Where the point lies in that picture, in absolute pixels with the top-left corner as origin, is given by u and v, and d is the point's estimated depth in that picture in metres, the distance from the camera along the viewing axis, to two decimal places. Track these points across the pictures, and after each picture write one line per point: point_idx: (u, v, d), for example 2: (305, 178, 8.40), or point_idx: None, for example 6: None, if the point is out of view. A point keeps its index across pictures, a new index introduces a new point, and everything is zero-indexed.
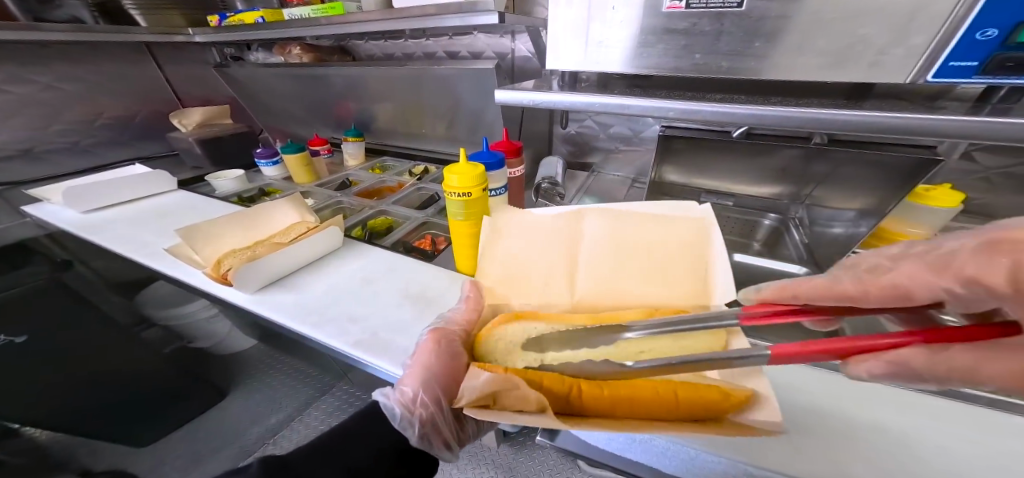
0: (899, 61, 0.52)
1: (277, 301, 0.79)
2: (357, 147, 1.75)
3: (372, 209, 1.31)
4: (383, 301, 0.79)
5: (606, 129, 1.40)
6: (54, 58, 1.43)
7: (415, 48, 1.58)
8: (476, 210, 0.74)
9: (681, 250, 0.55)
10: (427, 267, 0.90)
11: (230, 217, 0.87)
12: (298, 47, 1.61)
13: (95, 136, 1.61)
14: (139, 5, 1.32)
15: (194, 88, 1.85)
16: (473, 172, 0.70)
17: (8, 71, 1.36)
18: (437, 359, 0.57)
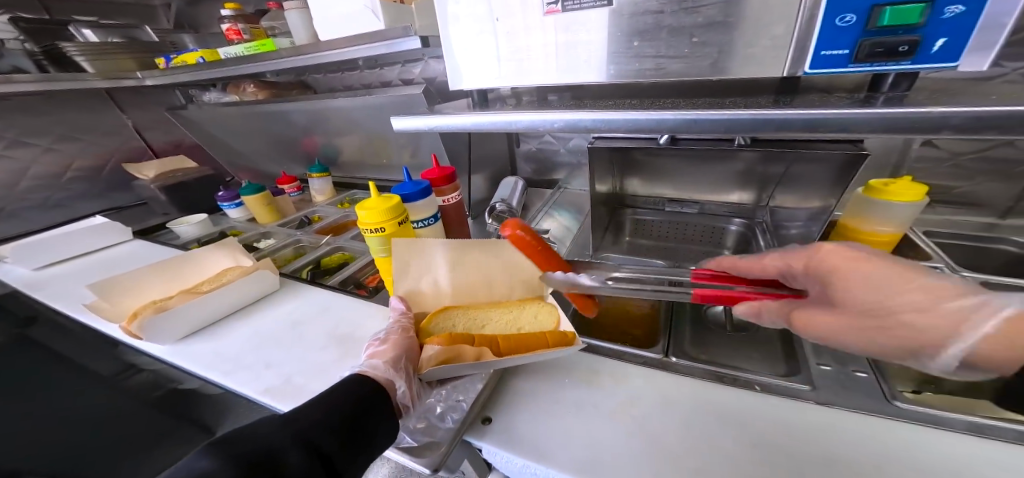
0: (767, 52, 0.45)
1: (193, 351, 0.74)
2: (323, 182, 1.74)
3: (329, 244, 1.28)
4: (307, 344, 0.72)
5: (564, 144, 1.36)
6: (16, 112, 1.45)
7: (372, 78, 1.67)
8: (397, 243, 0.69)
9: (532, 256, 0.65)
10: (360, 303, 0.84)
11: (151, 267, 0.83)
12: (252, 85, 1.63)
13: (66, 190, 1.62)
14: (81, 52, 1.32)
15: (162, 131, 1.86)
16: (386, 204, 0.66)
17: None
18: (408, 337, 0.59)
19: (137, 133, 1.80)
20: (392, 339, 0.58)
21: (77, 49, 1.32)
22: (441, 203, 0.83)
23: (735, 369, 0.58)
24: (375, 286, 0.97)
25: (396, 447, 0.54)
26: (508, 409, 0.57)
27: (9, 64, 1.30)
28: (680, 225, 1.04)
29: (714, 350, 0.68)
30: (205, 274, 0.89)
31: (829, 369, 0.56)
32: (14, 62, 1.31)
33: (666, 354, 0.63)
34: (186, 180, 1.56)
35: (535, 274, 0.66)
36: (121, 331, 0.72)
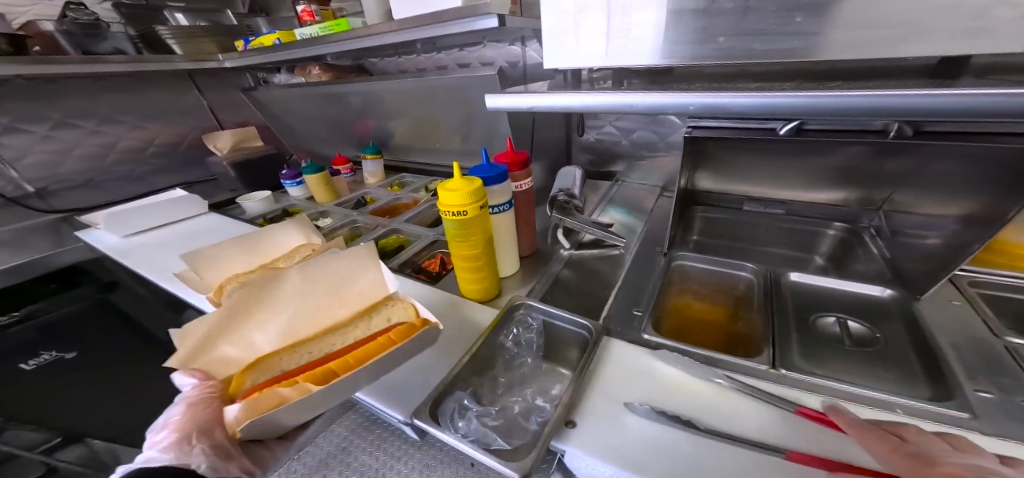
0: (1009, 25, 0.35)
1: None
2: (375, 165, 1.78)
3: (384, 228, 1.28)
4: None
5: (626, 134, 1.29)
6: (109, 91, 1.56)
7: (427, 63, 1.68)
8: (473, 230, 0.67)
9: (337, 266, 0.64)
10: (425, 291, 0.84)
11: (235, 240, 0.85)
12: (317, 68, 1.68)
13: (146, 164, 1.73)
14: (173, 34, 1.40)
15: (232, 113, 1.95)
16: (467, 190, 0.63)
17: (73, 106, 1.49)
18: (209, 409, 0.52)
19: (210, 112, 1.87)
20: (177, 423, 0.50)
21: (169, 32, 1.40)
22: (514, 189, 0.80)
23: (861, 390, 0.51)
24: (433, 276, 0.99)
25: (461, 434, 0.53)
26: (596, 410, 0.53)
27: (111, 46, 1.36)
28: (755, 225, 0.95)
29: (822, 362, 0.61)
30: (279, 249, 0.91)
31: (990, 398, 0.48)
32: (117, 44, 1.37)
33: (775, 366, 0.57)
34: (254, 157, 1.63)
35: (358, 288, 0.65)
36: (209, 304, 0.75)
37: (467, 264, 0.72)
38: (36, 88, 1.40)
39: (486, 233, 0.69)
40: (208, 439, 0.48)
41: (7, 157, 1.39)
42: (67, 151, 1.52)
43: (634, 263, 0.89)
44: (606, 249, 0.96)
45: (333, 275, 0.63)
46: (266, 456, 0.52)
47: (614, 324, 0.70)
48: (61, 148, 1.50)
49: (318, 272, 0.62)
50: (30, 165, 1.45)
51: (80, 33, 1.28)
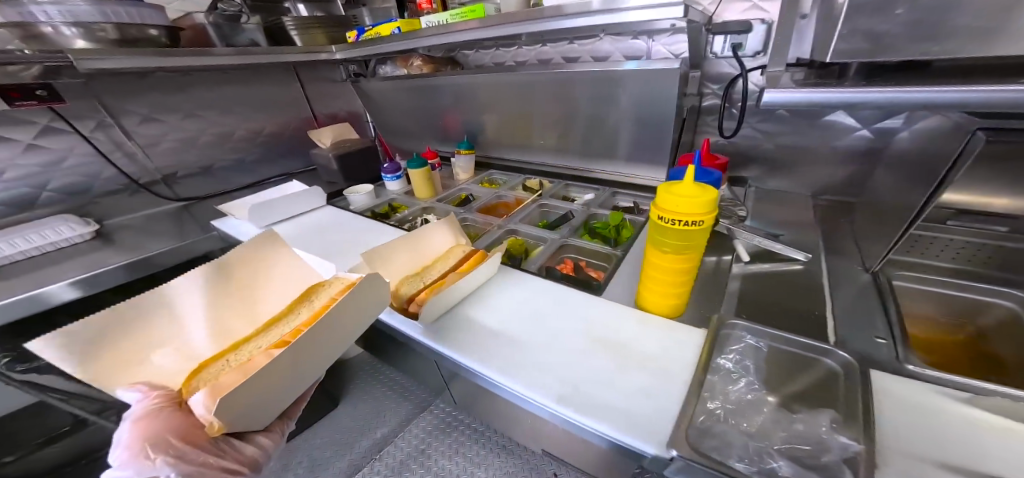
0: None
1: (454, 336, 0.73)
2: (467, 160, 1.74)
3: (501, 229, 1.26)
4: (568, 346, 0.68)
5: (773, 138, 1.16)
6: (229, 83, 1.61)
7: (529, 55, 1.62)
8: (693, 239, 0.59)
9: (246, 262, 0.73)
10: (598, 302, 0.78)
11: (404, 238, 0.82)
12: (418, 59, 1.71)
13: (253, 153, 1.79)
14: (295, 25, 1.44)
15: (327, 102, 1.99)
16: (703, 197, 0.54)
17: (200, 97, 1.55)
18: (169, 419, 0.53)
19: (307, 103, 1.90)
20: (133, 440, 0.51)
21: (294, 23, 1.43)
22: None
23: None
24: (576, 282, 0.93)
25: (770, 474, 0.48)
26: (923, 447, 0.46)
27: (247, 39, 1.43)
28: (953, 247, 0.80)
29: None
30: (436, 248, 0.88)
31: None
32: (250, 36, 1.43)
33: None
34: (353, 148, 1.64)
35: (283, 277, 0.76)
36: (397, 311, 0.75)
37: (674, 275, 0.66)
38: (173, 80, 1.47)
39: (704, 243, 0.61)
40: (166, 450, 0.51)
41: (143, 145, 1.48)
42: (191, 140, 1.58)
43: (831, 283, 0.78)
44: (786, 264, 0.83)
45: (253, 267, 0.74)
46: (256, 453, 0.57)
47: (857, 348, 0.62)
48: (186, 137, 1.57)
49: (227, 267, 0.70)
50: (162, 151, 1.53)
51: (224, 24, 1.35)
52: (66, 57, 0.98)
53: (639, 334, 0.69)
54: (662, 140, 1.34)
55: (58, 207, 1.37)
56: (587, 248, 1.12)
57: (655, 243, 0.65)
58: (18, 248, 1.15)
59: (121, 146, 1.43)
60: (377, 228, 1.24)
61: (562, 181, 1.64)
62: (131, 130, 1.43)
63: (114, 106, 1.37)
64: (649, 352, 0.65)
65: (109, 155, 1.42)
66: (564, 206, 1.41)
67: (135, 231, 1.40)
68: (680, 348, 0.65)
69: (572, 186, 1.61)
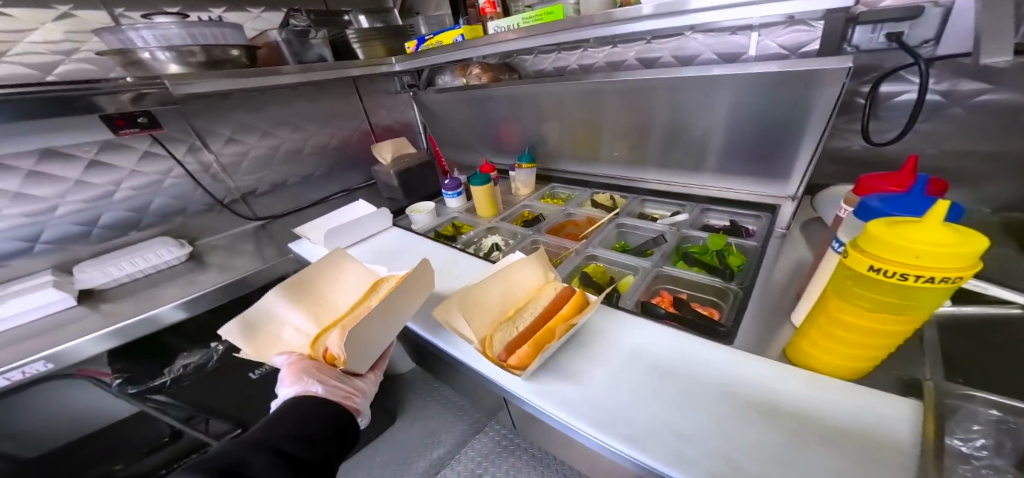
0: None
1: (560, 392, 0.63)
2: (528, 175, 1.64)
3: (580, 254, 1.15)
4: (709, 409, 0.55)
5: (937, 142, 1.05)
6: (299, 100, 1.65)
7: (596, 59, 1.50)
8: (925, 300, 0.43)
9: (335, 266, 0.93)
10: (725, 350, 0.65)
11: (493, 275, 0.76)
12: (477, 67, 1.63)
13: (319, 168, 1.82)
14: (358, 38, 1.45)
15: (385, 111, 1.98)
16: (966, 248, 0.39)
17: (273, 116, 1.59)
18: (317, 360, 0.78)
19: (365, 117, 1.91)
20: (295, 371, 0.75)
21: (354, 34, 1.44)
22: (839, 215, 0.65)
23: None
24: (691, 323, 0.78)
25: None
26: None
27: (315, 54, 1.42)
28: None
29: None
30: (527, 287, 0.80)
31: None
32: (317, 51, 1.43)
33: None
34: (414, 166, 1.61)
35: (359, 275, 0.94)
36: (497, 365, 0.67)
37: (873, 338, 0.50)
38: (252, 99, 1.52)
39: (932, 303, 0.45)
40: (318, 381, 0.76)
41: (228, 166, 1.54)
42: (266, 156, 1.63)
43: None
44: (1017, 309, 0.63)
45: (337, 270, 0.93)
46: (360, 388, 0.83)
47: None
48: (261, 155, 1.62)
49: (319, 276, 0.89)
50: (245, 168, 1.59)
51: (294, 40, 1.36)
52: (163, 82, 1.04)
53: (798, 393, 0.55)
54: (776, 147, 1.14)
55: (156, 229, 1.46)
56: (688, 278, 0.98)
57: (851, 297, 0.50)
58: (128, 270, 1.26)
59: (206, 167, 1.50)
60: (449, 252, 1.18)
61: (637, 195, 1.49)
62: (217, 151, 1.50)
63: (202, 128, 1.44)
64: (826, 421, 0.50)
65: (198, 176, 1.49)
66: (645, 225, 1.26)
67: (223, 251, 1.45)
68: (877, 425, 0.49)
69: (648, 201, 1.47)
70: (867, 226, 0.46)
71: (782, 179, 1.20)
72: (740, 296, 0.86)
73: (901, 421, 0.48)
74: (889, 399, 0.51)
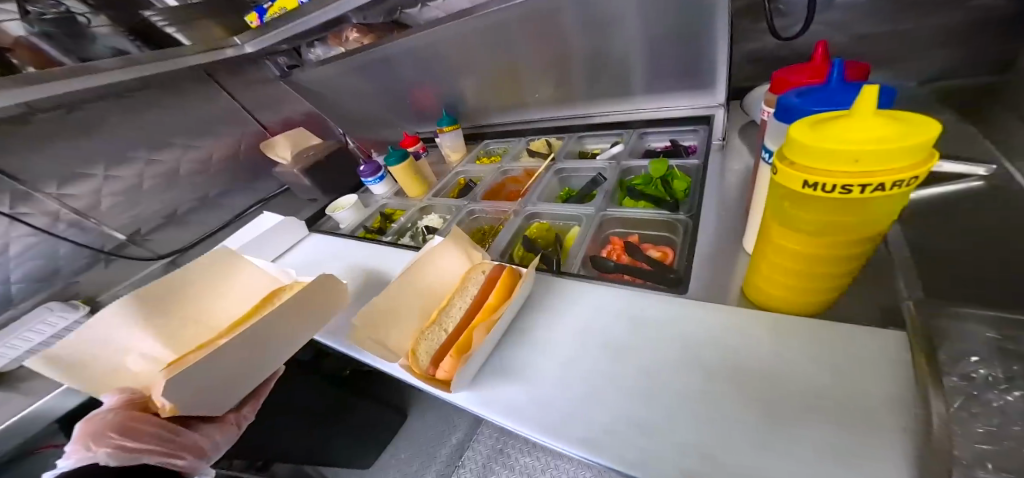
0: None
1: (507, 396, 0.56)
2: (454, 138, 1.46)
3: (519, 217, 1.03)
4: (670, 388, 0.50)
5: (844, 30, 1.01)
6: (142, 110, 1.30)
7: None
8: (871, 213, 0.36)
9: (208, 278, 0.82)
10: (712, 312, 0.59)
11: (405, 278, 0.67)
12: (353, 29, 1.34)
13: (217, 184, 1.54)
14: (166, 19, 1.38)
15: (272, 111, 1.64)
16: (915, 138, 0.30)
17: (118, 134, 1.26)
18: (114, 416, 0.61)
19: (247, 114, 1.57)
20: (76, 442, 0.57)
21: (162, 17, 1.38)
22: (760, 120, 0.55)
23: None
24: (653, 278, 0.71)
25: None
26: None
27: (106, 48, 1.29)
28: None
29: None
30: (447, 282, 0.71)
31: None
32: (110, 44, 1.30)
33: None
34: (322, 157, 1.38)
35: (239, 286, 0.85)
36: (422, 383, 0.57)
37: (812, 261, 0.44)
38: (71, 119, 1.16)
39: (890, 217, 0.37)
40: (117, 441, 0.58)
41: (85, 209, 1.23)
42: (136, 186, 1.33)
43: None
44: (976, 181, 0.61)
45: (210, 283, 0.82)
46: (204, 443, 0.67)
47: None
48: (128, 185, 1.31)
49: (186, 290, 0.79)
50: (109, 209, 1.28)
51: (62, 37, 1.20)
52: None
53: (788, 357, 0.49)
54: (695, 54, 1.03)
55: (40, 297, 1.19)
56: (635, 219, 0.89)
57: (787, 221, 0.42)
58: (19, 351, 1.01)
59: (58, 217, 1.19)
60: (376, 249, 1.03)
61: (573, 133, 1.36)
62: (57, 194, 1.17)
63: (21, 170, 1.10)
64: (815, 388, 0.45)
65: (54, 229, 1.18)
66: (587, 165, 1.13)
67: None
68: (847, 371, 0.46)
69: (584, 137, 1.34)
70: (790, 131, 0.37)
71: (709, 88, 1.08)
72: (692, 230, 0.78)
73: (898, 375, 0.43)
74: (885, 349, 0.47)
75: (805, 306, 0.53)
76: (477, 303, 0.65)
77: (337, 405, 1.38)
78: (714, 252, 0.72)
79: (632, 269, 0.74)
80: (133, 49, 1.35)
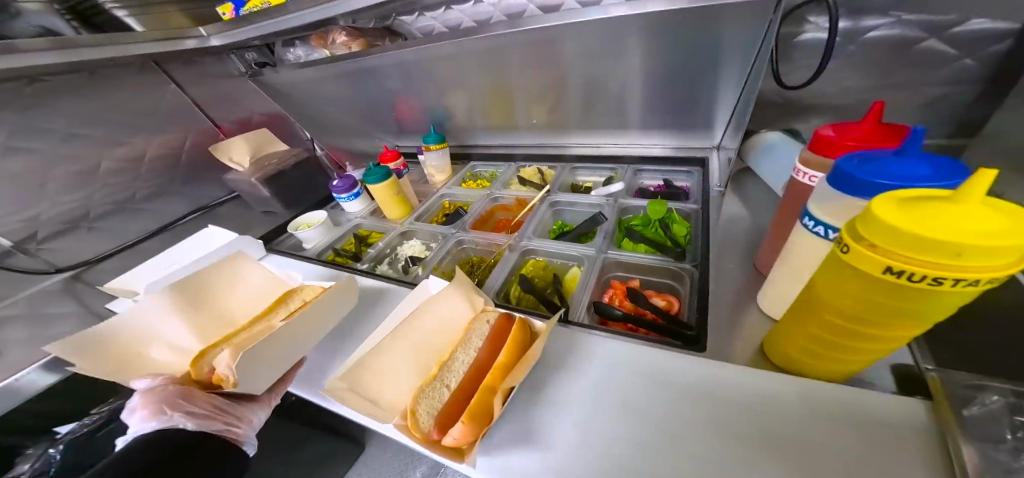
0: None
1: (524, 466, 0.48)
2: (440, 156, 1.37)
3: (516, 252, 0.96)
4: (710, 455, 0.45)
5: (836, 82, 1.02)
6: (58, 96, 1.05)
7: (491, 13, 1.18)
8: (941, 304, 0.34)
9: (224, 274, 0.73)
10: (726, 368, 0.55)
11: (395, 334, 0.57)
12: (342, 33, 1.20)
13: (146, 183, 1.27)
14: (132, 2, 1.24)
15: (229, 107, 1.44)
16: (1018, 238, 0.28)
17: (17, 123, 0.99)
18: (173, 388, 0.55)
19: (199, 112, 1.38)
20: (140, 408, 0.51)
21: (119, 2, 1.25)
22: (803, 180, 0.51)
23: None
24: (670, 335, 0.65)
25: None
26: None
27: (36, 26, 1.11)
28: None
29: None
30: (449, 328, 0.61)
31: None
32: (41, 22, 1.12)
33: None
34: (285, 167, 1.22)
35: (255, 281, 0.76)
36: (429, 450, 0.48)
37: (852, 335, 0.42)
38: None
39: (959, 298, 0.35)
40: (183, 406, 0.52)
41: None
42: (40, 187, 1.04)
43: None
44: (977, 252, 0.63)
45: (226, 278, 0.73)
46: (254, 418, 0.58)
47: None
48: (28, 186, 1.02)
49: (202, 285, 0.70)
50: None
51: None
52: None
53: (812, 422, 0.46)
54: (693, 97, 1.05)
55: None
56: (639, 265, 0.85)
57: (837, 293, 0.40)
58: None
59: None
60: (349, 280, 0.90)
61: (566, 163, 1.33)
62: None
63: None
64: (850, 459, 0.42)
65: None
66: (582, 201, 1.10)
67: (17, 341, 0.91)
68: (889, 440, 0.44)
69: (577, 169, 1.32)
70: (872, 205, 0.34)
71: (705, 129, 1.12)
72: (697, 279, 0.75)
73: (927, 452, 0.42)
74: (908, 417, 0.45)
75: (828, 373, 0.51)
76: (486, 355, 0.56)
77: (286, 451, 1.16)
78: (735, 306, 0.68)
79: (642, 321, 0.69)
80: (70, 29, 1.18)
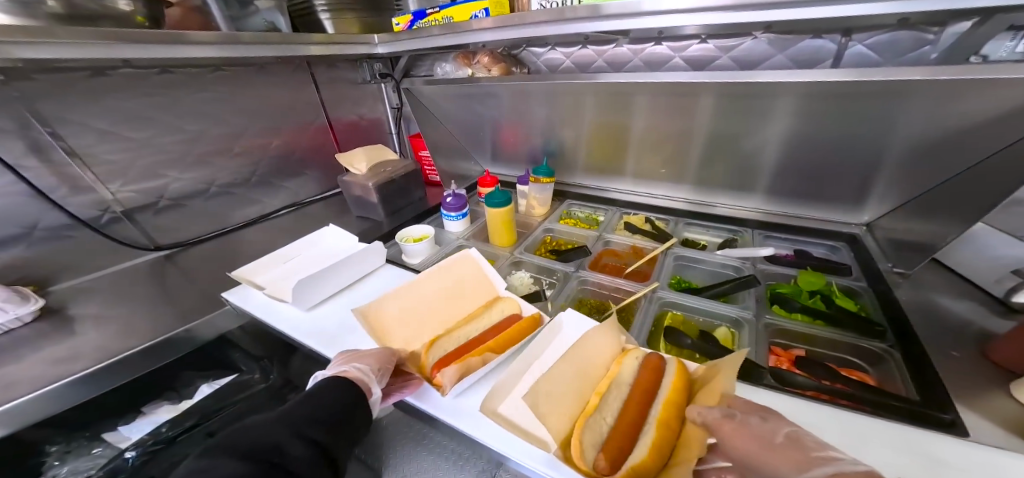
0: None
1: None
2: (543, 189, 1.32)
3: (654, 301, 0.88)
4: None
5: None
6: (225, 85, 1.13)
7: (630, 57, 1.19)
8: None
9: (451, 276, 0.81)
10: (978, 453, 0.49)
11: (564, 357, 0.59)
12: (486, 56, 1.27)
13: (262, 168, 1.29)
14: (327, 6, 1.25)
15: (347, 111, 1.48)
16: None
17: (181, 103, 1.06)
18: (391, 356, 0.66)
19: (322, 109, 1.40)
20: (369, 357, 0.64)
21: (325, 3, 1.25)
22: None
23: None
24: (880, 407, 0.57)
25: None
26: None
27: (263, 21, 1.16)
28: None
29: None
30: (600, 361, 0.61)
31: None
32: (267, 18, 1.17)
33: None
34: (397, 176, 1.21)
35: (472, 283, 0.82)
36: None
37: None
38: (147, 78, 0.99)
39: None
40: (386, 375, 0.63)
41: (104, 177, 0.98)
42: (176, 161, 1.09)
43: None
44: None
45: (459, 277, 0.82)
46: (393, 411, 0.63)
47: None
48: (165, 160, 1.07)
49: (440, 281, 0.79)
50: (133, 180, 1.03)
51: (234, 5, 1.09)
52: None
53: None
54: (836, 173, 1.00)
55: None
56: (806, 335, 0.77)
57: None
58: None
59: (72, 180, 0.95)
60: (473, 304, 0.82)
61: (677, 217, 1.27)
62: (82, 153, 0.93)
63: (58, 117, 0.88)
64: None
65: (50, 194, 0.92)
66: (709, 259, 1.04)
67: (127, 305, 0.90)
68: None
69: (689, 224, 1.25)
70: None
71: (855, 205, 1.05)
72: (908, 362, 0.66)
73: None
74: None
75: None
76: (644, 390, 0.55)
77: None
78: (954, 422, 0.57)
79: (834, 389, 0.61)
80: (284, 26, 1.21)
